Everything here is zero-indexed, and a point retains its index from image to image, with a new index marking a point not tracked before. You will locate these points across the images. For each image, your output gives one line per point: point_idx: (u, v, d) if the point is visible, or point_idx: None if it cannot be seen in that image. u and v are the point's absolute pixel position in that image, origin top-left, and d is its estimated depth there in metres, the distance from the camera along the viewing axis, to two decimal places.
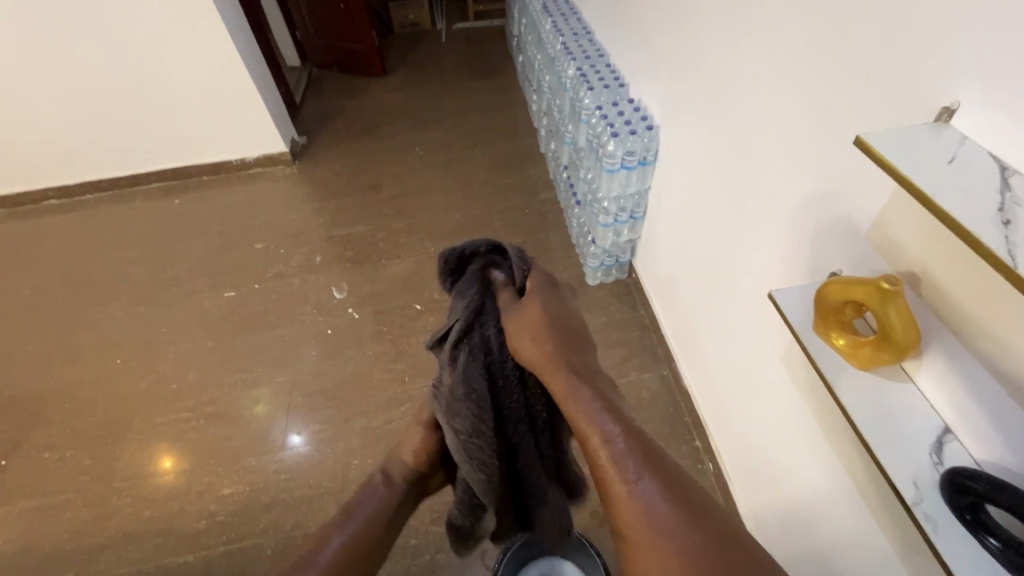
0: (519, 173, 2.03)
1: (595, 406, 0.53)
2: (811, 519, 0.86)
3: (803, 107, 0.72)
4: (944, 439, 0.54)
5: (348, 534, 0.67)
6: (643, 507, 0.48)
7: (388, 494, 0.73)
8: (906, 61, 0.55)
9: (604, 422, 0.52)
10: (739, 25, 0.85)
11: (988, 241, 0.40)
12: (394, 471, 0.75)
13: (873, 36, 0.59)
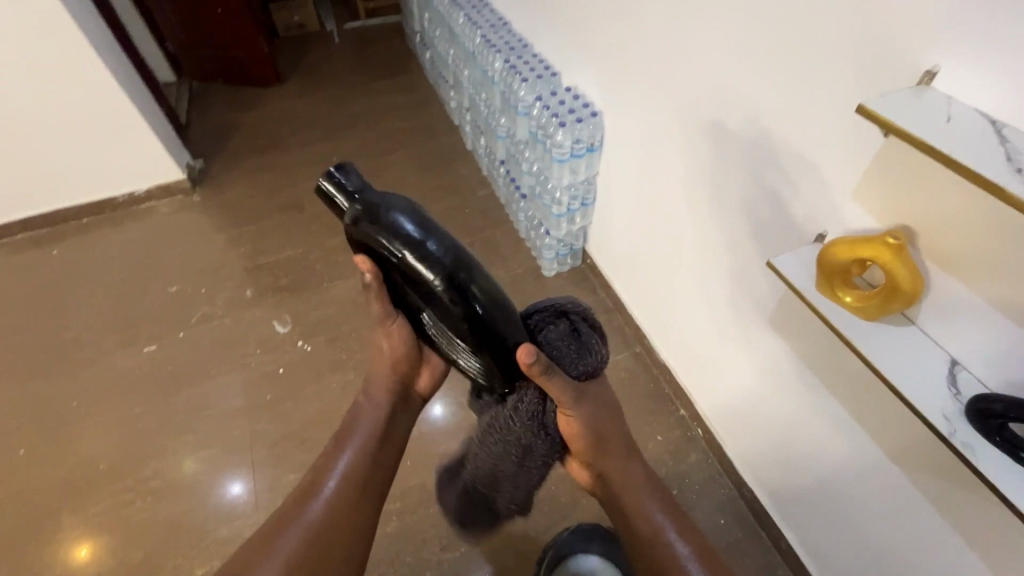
0: (449, 172, 1.97)
1: (647, 493, 0.70)
2: (816, 464, 0.91)
3: (760, 84, 0.75)
4: (956, 371, 0.59)
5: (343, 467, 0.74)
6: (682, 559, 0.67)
7: (373, 415, 0.78)
8: (875, 30, 0.58)
9: (649, 503, 0.70)
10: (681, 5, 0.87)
11: (1013, 190, 0.43)
12: (373, 386, 0.80)
13: (835, 9, 0.61)
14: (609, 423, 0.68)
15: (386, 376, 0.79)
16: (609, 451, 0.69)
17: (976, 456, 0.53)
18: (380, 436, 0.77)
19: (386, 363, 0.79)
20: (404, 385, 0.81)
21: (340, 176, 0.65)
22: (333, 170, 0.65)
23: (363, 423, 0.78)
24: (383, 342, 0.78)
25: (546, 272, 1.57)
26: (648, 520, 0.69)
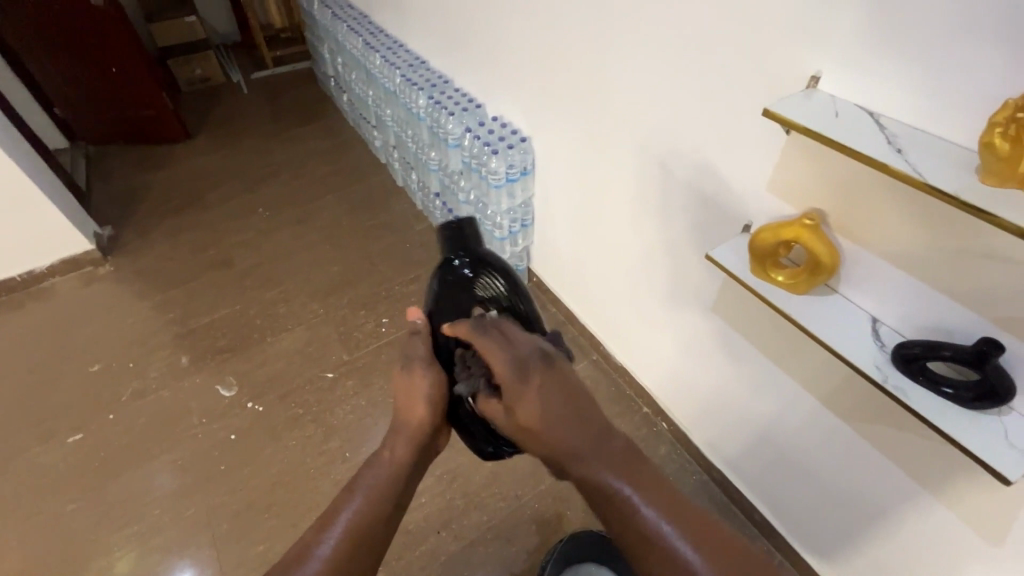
0: (383, 210, 1.96)
1: (614, 482, 0.54)
2: (774, 435, 0.98)
3: (673, 98, 0.84)
4: (877, 328, 0.67)
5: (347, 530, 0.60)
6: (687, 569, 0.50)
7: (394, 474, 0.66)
8: (764, 47, 0.67)
9: (613, 482, 0.54)
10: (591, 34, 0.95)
11: (898, 166, 0.51)
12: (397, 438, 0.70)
13: (729, 31, 0.71)
14: (537, 404, 0.58)
15: (414, 431, 0.70)
16: (550, 436, 0.57)
17: (907, 396, 0.60)
18: (397, 493, 0.65)
19: (421, 413, 0.71)
20: (427, 442, 0.72)
21: (462, 230, 0.84)
22: (462, 225, 0.84)
23: (384, 480, 0.65)
24: (418, 389, 0.72)
25: None
26: (626, 516, 0.53)
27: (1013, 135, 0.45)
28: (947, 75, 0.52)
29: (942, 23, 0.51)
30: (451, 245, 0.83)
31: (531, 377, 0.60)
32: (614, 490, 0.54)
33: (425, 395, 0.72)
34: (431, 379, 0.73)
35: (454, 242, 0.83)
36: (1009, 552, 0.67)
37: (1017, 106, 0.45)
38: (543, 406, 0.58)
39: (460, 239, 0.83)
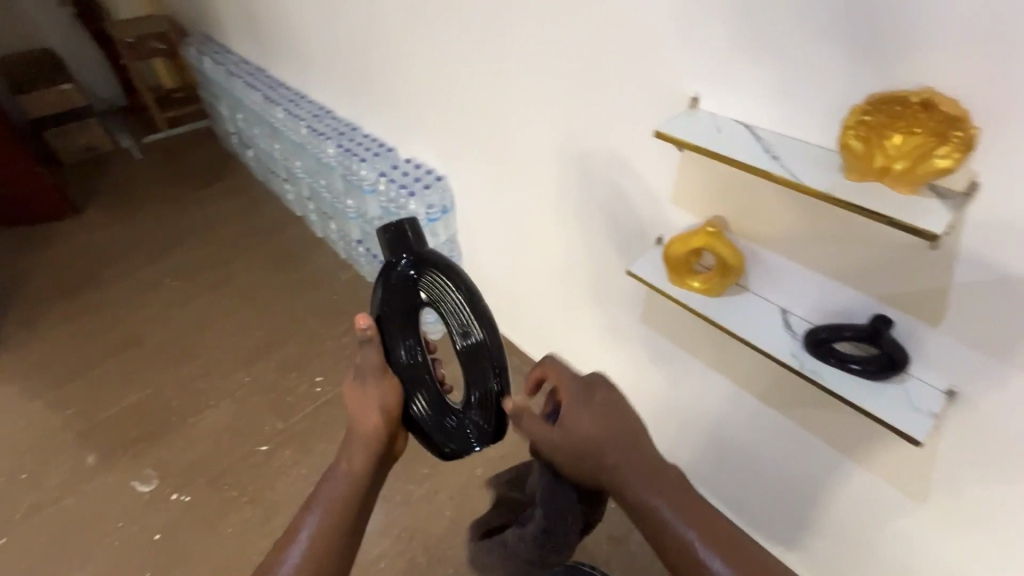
0: (304, 264, 1.88)
1: (659, 504, 0.52)
2: (718, 434, 1.01)
3: (574, 128, 0.88)
4: (787, 318, 0.72)
5: (307, 543, 0.57)
6: None
7: (351, 483, 0.61)
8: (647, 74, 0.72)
9: (657, 503, 0.52)
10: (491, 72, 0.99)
11: (774, 171, 0.56)
12: (356, 443, 0.63)
13: (614, 63, 0.76)
14: (588, 424, 0.58)
15: (371, 439, 0.63)
16: (603, 454, 0.56)
17: (822, 378, 0.65)
18: (358, 503, 0.60)
19: (378, 423, 0.64)
20: (387, 448, 0.66)
21: (405, 230, 0.72)
22: (402, 223, 0.72)
23: (344, 488, 0.61)
24: (372, 400, 0.65)
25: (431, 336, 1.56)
26: (669, 537, 0.51)
27: (863, 135, 0.51)
28: (805, 87, 0.58)
29: (790, 44, 0.57)
30: (391, 251, 0.72)
31: (595, 398, 0.60)
32: (660, 512, 0.52)
33: (383, 403, 0.65)
34: (386, 387, 0.66)
35: (395, 243, 0.72)
36: (932, 507, 0.73)
37: (860, 110, 0.51)
38: (595, 423, 0.58)
39: (402, 239, 0.72)
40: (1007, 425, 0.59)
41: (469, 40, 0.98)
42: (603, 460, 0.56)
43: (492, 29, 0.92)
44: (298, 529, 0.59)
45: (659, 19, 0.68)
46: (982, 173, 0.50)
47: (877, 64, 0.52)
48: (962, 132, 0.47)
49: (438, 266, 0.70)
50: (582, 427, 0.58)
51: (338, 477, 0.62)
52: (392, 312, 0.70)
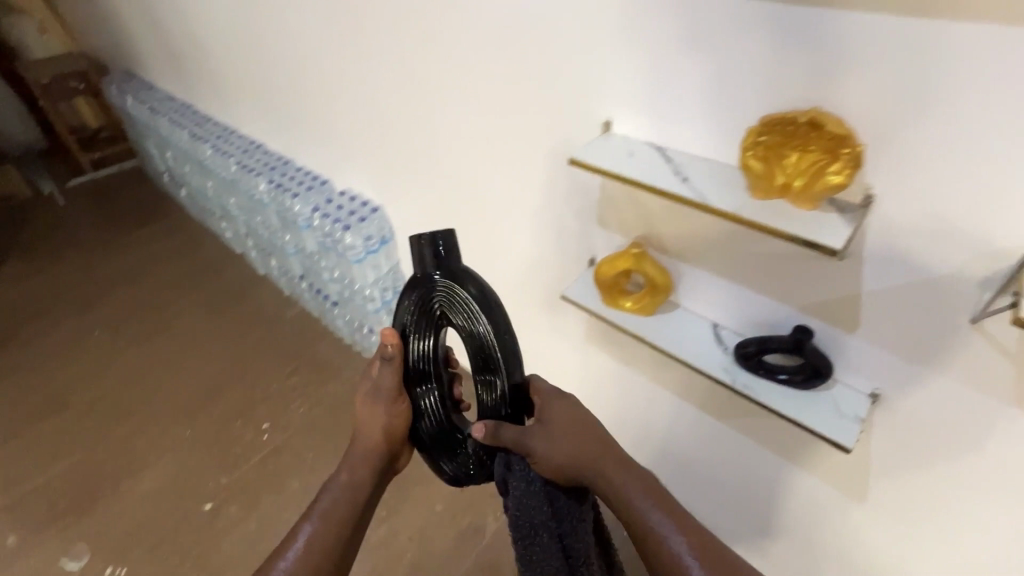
0: (247, 304, 1.80)
1: (640, 500, 0.54)
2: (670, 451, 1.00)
3: (501, 154, 0.88)
4: (719, 331, 0.72)
5: (300, 551, 0.60)
6: None
7: (350, 497, 0.63)
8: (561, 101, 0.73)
9: (638, 501, 0.54)
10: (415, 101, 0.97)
11: (684, 193, 0.56)
12: (356, 457, 0.66)
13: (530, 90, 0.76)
14: (567, 422, 0.59)
15: (371, 452, 0.66)
16: (583, 450, 0.56)
17: (754, 391, 0.65)
18: (353, 516, 0.63)
19: (380, 440, 0.66)
20: (386, 465, 0.68)
21: (443, 247, 0.63)
22: (441, 235, 0.63)
23: (345, 501, 0.63)
24: (379, 418, 0.67)
25: None
26: (648, 532, 0.53)
27: (762, 155, 0.52)
28: (709, 111, 0.59)
29: (689, 68, 0.58)
30: (426, 261, 0.64)
31: (567, 402, 0.61)
32: (641, 508, 0.54)
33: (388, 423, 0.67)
34: (393, 409, 0.67)
35: (429, 256, 0.63)
36: (875, 507, 0.73)
37: (757, 131, 0.52)
38: (572, 422, 0.59)
39: (438, 254, 0.63)
40: (929, 425, 0.60)
41: (393, 70, 0.98)
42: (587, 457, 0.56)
43: (414, 59, 0.92)
44: (295, 534, 0.61)
45: (567, 47, 0.68)
46: (875, 185, 0.51)
47: (769, 86, 0.53)
48: (850, 149, 0.48)
49: (470, 297, 0.61)
50: (563, 425, 0.58)
51: (337, 487, 0.64)
52: (417, 323, 0.67)
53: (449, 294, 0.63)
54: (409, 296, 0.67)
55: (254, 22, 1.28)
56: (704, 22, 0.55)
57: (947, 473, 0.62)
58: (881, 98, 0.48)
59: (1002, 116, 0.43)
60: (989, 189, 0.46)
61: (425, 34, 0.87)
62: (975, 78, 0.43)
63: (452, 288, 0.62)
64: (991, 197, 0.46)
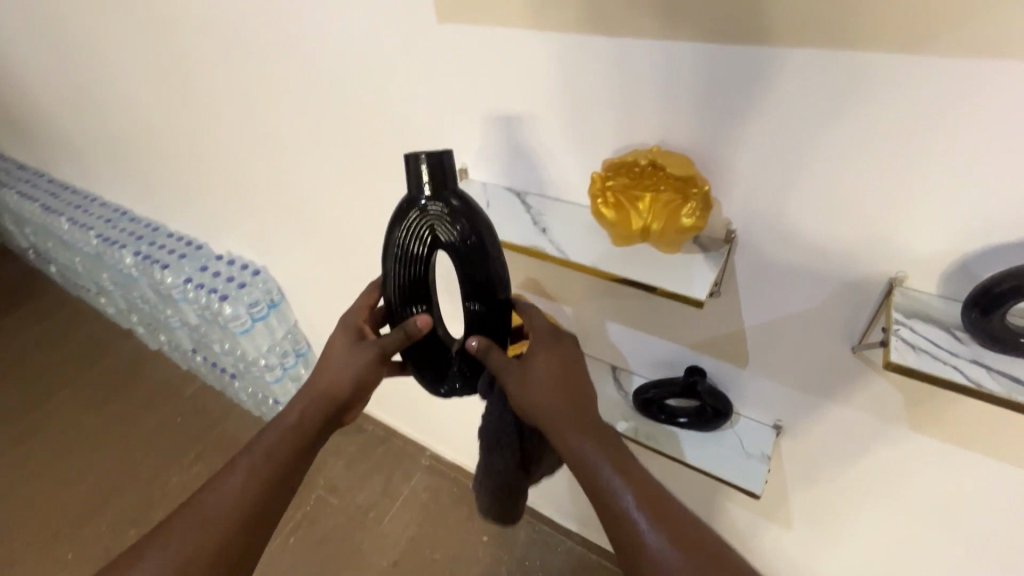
0: (137, 386, 1.60)
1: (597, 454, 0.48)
2: None
3: (368, 206, 0.79)
4: (618, 374, 0.66)
5: (228, 490, 0.52)
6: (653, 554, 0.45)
7: (294, 442, 0.55)
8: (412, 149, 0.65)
9: (594, 454, 0.48)
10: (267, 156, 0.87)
11: (549, 250, 0.51)
12: (315, 394, 0.56)
13: (378, 138, 0.68)
14: (545, 366, 0.52)
15: (326, 394, 0.56)
16: (551, 399, 0.50)
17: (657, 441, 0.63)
18: (287, 464, 0.54)
19: (341, 384, 0.56)
20: (342, 410, 0.57)
21: (444, 168, 0.48)
22: (439, 158, 0.48)
23: (290, 441, 0.55)
24: (347, 363, 0.56)
25: None
26: (602, 487, 0.48)
27: (613, 202, 0.46)
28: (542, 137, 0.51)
29: (529, 108, 0.52)
30: (418, 195, 0.48)
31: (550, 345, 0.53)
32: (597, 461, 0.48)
33: (358, 369, 0.55)
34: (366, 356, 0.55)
35: (421, 186, 0.48)
36: (802, 531, 0.70)
37: (601, 177, 0.46)
38: (550, 367, 0.52)
39: (435, 183, 0.48)
40: (834, 452, 0.57)
41: (236, 127, 0.86)
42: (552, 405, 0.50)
43: (254, 115, 0.81)
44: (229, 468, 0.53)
45: (403, 95, 0.60)
46: (734, 218, 0.47)
47: (614, 125, 0.48)
48: (698, 188, 0.44)
49: (482, 244, 0.49)
50: (539, 368, 0.51)
51: (285, 425, 0.56)
52: (410, 275, 0.52)
53: (455, 238, 0.48)
54: (395, 236, 0.51)
55: (82, 79, 1.11)
56: (537, 60, 0.48)
57: (854, 493, 0.60)
58: (729, 131, 0.43)
59: (851, 146, 0.39)
60: (850, 220, 0.42)
61: (258, 88, 0.76)
62: (822, 106, 0.39)
63: (445, 219, 0.48)
64: (850, 226, 0.42)
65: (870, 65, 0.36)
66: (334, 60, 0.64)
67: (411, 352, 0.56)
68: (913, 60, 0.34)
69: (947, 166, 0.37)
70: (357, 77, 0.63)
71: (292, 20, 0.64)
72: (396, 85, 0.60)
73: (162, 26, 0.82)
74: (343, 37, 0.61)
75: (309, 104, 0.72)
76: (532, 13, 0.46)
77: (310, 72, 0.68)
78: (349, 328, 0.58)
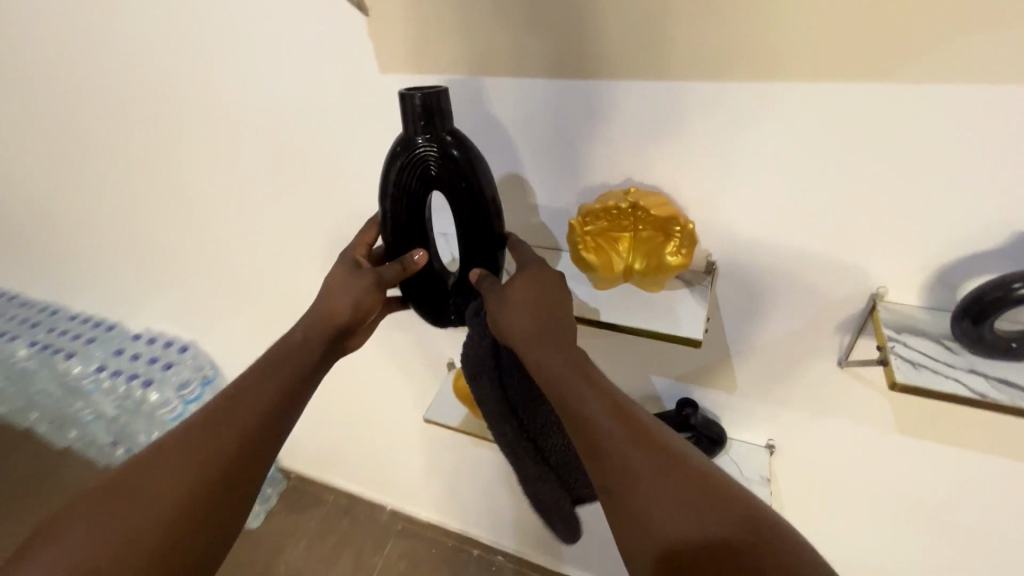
0: (44, 494, 1.37)
1: (568, 379, 0.40)
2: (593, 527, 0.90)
3: (313, 265, 0.72)
4: None
5: (214, 408, 0.40)
6: (628, 489, 0.36)
7: (292, 356, 0.43)
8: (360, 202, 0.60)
9: (564, 378, 0.40)
10: (187, 221, 0.77)
11: None
12: (311, 318, 0.45)
13: (320, 194, 0.62)
14: (522, 291, 0.45)
15: (326, 319, 0.45)
16: (520, 325, 0.43)
17: None
18: (283, 383, 0.42)
19: (343, 313, 0.45)
20: (340, 343, 0.47)
21: (438, 107, 0.40)
22: (435, 92, 0.39)
23: (286, 357, 0.43)
24: (346, 296, 0.45)
25: (251, 523, 1.23)
26: (574, 413, 0.39)
27: (593, 246, 0.44)
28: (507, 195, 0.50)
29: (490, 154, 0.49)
30: (412, 130, 0.41)
31: (533, 275, 0.45)
32: (570, 389, 0.40)
33: (353, 304, 0.46)
34: (362, 289, 0.46)
35: (415, 125, 0.40)
36: None
37: (579, 222, 0.44)
38: (524, 293, 0.44)
39: (429, 118, 0.40)
40: (833, 470, 0.56)
41: (149, 193, 0.76)
42: (520, 330, 0.43)
43: (171, 179, 0.72)
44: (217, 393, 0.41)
45: (349, 147, 0.55)
46: (715, 249, 0.46)
47: (586, 165, 0.46)
48: (681, 227, 0.42)
49: (481, 186, 0.43)
50: (512, 292, 0.45)
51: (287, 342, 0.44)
52: (401, 215, 0.45)
53: (454, 178, 0.42)
54: (388, 175, 0.44)
55: None
56: (502, 104, 0.46)
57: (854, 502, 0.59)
58: (710, 165, 0.42)
59: (827, 172, 0.39)
60: (837, 244, 0.42)
61: (175, 148, 0.68)
62: (803, 137, 0.38)
63: (438, 155, 0.41)
64: (832, 249, 0.42)
65: (850, 94, 0.36)
66: (265, 116, 0.57)
67: (410, 286, 0.50)
68: (891, 88, 0.35)
69: (920, 186, 0.37)
70: (291, 131, 0.57)
71: (212, 75, 0.57)
72: (340, 139, 0.55)
73: (48, 87, 0.71)
74: (275, 90, 0.55)
75: (236, 162, 0.64)
76: (496, 57, 0.43)
77: (237, 129, 0.61)
78: (344, 257, 0.48)
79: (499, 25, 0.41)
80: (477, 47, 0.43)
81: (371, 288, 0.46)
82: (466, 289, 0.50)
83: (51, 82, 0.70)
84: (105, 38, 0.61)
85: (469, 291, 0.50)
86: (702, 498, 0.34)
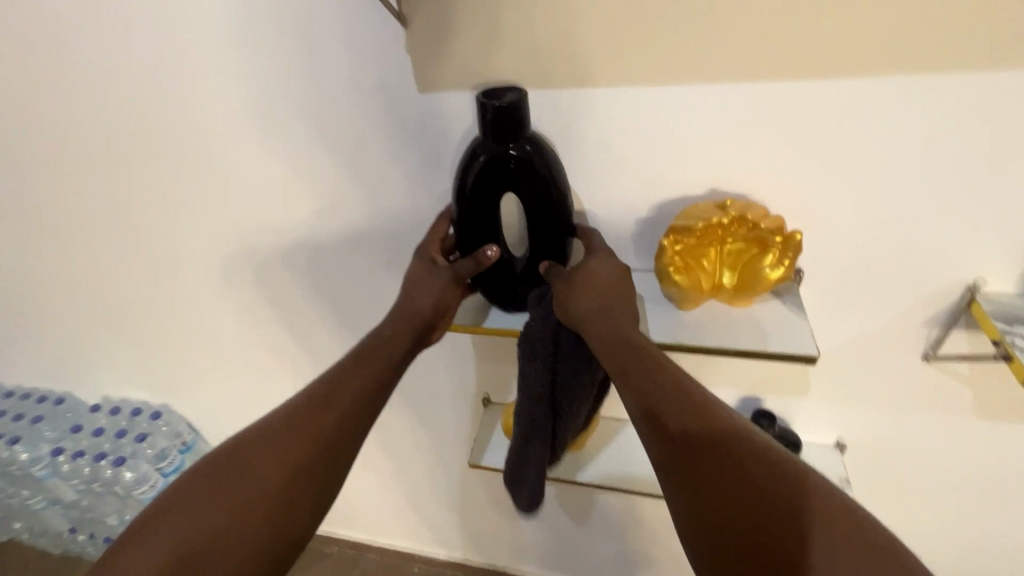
0: None
1: (634, 349, 0.40)
2: (638, 555, 0.85)
3: (331, 295, 0.66)
4: None
5: (315, 389, 0.44)
6: (689, 457, 0.36)
7: (383, 347, 0.46)
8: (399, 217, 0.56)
9: (630, 346, 0.41)
10: (174, 263, 0.68)
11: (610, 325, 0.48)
12: (398, 309, 0.48)
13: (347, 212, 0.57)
14: (591, 272, 0.44)
15: (409, 313, 0.47)
16: (586, 299, 0.43)
17: None
18: (370, 378, 0.44)
19: (425, 308, 0.47)
20: (425, 336, 0.48)
21: (515, 112, 0.40)
22: (515, 100, 0.40)
23: (377, 344, 0.46)
24: (427, 291, 0.47)
25: None
26: (638, 378, 0.39)
27: (688, 265, 0.41)
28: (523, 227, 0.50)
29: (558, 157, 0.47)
30: (487, 132, 0.41)
31: (607, 264, 0.45)
32: (636, 357, 0.40)
33: (434, 301, 0.47)
34: (442, 283, 0.47)
35: (491, 131, 0.41)
36: None
37: (669, 242, 0.40)
38: (592, 273, 0.44)
39: (507, 126, 0.40)
40: (912, 459, 0.54)
41: (127, 237, 0.67)
42: (585, 302, 0.43)
43: (159, 220, 0.64)
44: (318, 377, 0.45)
45: (390, 160, 0.52)
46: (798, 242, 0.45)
47: (664, 163, 0.45)
48: (784, 236, 0.39)
49: (555, 182, 0.44)
50: (582, 271, 0.44)
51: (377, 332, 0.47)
52: (473, 211, 0.45)
53: (531, 179, 0.43)
54: (464, 180, 0.44)
55: None
56: (582, 104, 0.44)
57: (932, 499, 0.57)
58: (796, 155, 0.42)
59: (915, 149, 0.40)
60: (925, 223, 0.42)
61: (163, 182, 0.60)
62: (907, 126, 0.39)
63: (515, 157, 0.42)
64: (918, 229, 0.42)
65: (960, 83, 0.37)
66: (288, 134, 0.53)
67: (480, 282, 0.50)
68: (1001, 76, 0.36)
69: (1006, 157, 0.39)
70: (319, 147, 0.53)
71: (223, 97, 0.52)
72: (384, 157, 0.51)
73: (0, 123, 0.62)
74: (308, 111, 0.50)
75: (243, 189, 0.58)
76: (581, 57, 0.41)
77: (249, 152, 0.55)
78: (420, 254, 0.49)
79: (579, 20, 0.40)
80: (552, 45, 0.41)
81: (449, 283, 0.47)
82: (535, 280, 0.50)
83: (10, 115, 0.61)
84: (88, 63, 0.54)
85: (538, 281, 0.49)
86: (770, 486, 0.34)
